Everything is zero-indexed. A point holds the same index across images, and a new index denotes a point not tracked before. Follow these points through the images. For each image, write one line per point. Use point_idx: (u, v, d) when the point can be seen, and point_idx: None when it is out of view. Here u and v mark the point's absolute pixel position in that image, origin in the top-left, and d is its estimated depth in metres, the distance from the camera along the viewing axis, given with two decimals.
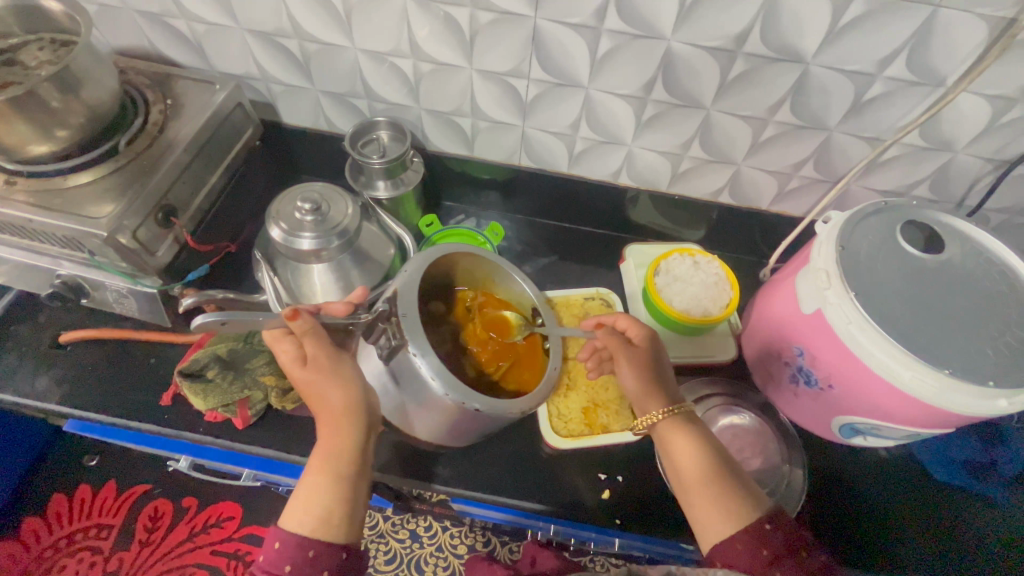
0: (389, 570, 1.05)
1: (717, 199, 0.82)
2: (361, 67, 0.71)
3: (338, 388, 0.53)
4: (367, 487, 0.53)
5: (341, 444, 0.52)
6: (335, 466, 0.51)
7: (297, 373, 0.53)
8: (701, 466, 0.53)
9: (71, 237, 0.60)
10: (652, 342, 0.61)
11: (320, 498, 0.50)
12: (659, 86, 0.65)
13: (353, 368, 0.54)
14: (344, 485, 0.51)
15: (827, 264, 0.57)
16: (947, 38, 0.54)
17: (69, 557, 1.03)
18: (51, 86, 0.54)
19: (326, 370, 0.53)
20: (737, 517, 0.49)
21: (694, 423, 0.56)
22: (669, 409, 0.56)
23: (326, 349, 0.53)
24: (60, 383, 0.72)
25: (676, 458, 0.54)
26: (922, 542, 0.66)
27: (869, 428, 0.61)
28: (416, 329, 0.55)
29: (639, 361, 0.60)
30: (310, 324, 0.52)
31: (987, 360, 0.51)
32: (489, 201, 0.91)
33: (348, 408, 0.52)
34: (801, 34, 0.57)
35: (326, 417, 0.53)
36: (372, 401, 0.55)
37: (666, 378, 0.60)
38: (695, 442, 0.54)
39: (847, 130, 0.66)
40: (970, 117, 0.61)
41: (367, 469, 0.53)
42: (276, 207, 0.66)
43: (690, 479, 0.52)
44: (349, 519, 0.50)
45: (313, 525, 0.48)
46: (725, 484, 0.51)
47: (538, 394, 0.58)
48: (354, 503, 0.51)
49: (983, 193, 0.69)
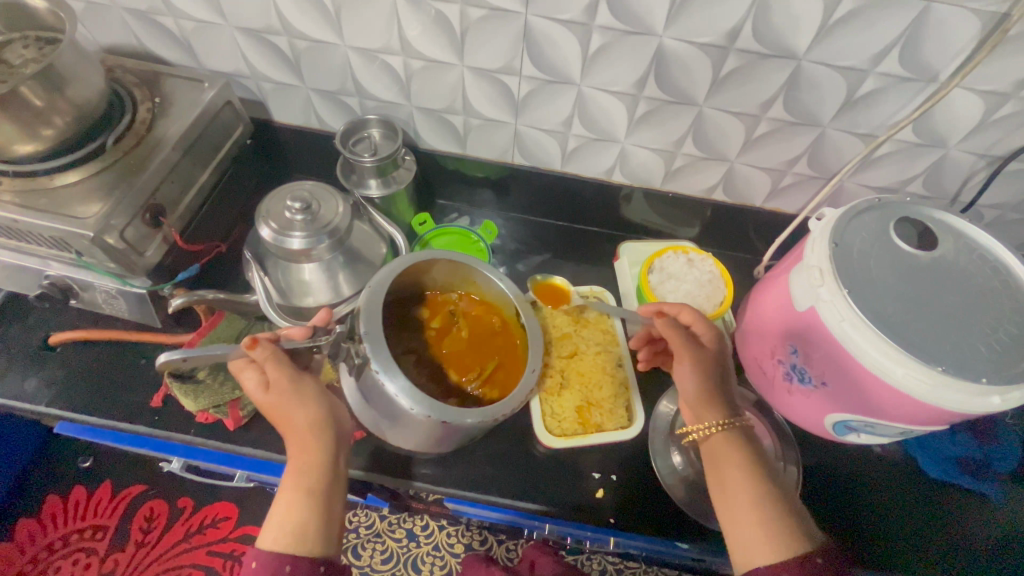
0: (386, 570, 1.05)
1: (710, 196, 0.82)
2: (352, 64, 0.70)
3: (300, 405, 0.53)
4: (341, 500, 0.53)
5: (310, 458, 0.52)
6: (308, 480, 0.51)
7: (261, 399, 0.54)
8: (751, 483, 0.51)
9: (59, 238, 0.59)
10: (716, 349, 0.60)
11: (293, 512, 0.49)
12: (651, 83, 0.65)
13: (313, 386, 0.55)
14: (318, 498, 0.51)
15: (821, 261, 0.57)
16: (939, 33, 0.54)
17: (63, 559, 1.02)
18: (36, 84, 0.53)
19: (289, 391, 0.53)
20: (783, 539, 0.47)
21: (747, 438, 0.55)
22: (727, 420, 0.55)
23: (287, 372, 0.54)
24: (51, 385, 0.71)
25: (724, 472, 0.53)
26: (919, 540, 0.66)
27: (863, 426, 0.61)
28: (382, 348, 0.56)
29: (704, 366, 0.58)
30: (269, 351, 0.54)
31: (980, 356, 0.50)
32: (483, 199, 0.91)
33: (314, 423, 0.53)
34: (792, 30, 0.56)
35: (292, 434, 0.53)
36: (338, 416, 0.56)
37: (725, 387, 0.58)
38: (747, 458, 0.53)
39: (840, 126, 0.65)
40: (963, 113, 0.60)
41: (340, 482, 0.54)
42: (266, 206, 0.65)
43: (736, 494, 0.51)
44: (325, 533, 0.50)
45: (287, 539, 0.48)
46: (774, 506, 0.50)
47: (513, 399, 0.59)
48: (329, 515, 0.51)
49: (976, 189, 0.69)
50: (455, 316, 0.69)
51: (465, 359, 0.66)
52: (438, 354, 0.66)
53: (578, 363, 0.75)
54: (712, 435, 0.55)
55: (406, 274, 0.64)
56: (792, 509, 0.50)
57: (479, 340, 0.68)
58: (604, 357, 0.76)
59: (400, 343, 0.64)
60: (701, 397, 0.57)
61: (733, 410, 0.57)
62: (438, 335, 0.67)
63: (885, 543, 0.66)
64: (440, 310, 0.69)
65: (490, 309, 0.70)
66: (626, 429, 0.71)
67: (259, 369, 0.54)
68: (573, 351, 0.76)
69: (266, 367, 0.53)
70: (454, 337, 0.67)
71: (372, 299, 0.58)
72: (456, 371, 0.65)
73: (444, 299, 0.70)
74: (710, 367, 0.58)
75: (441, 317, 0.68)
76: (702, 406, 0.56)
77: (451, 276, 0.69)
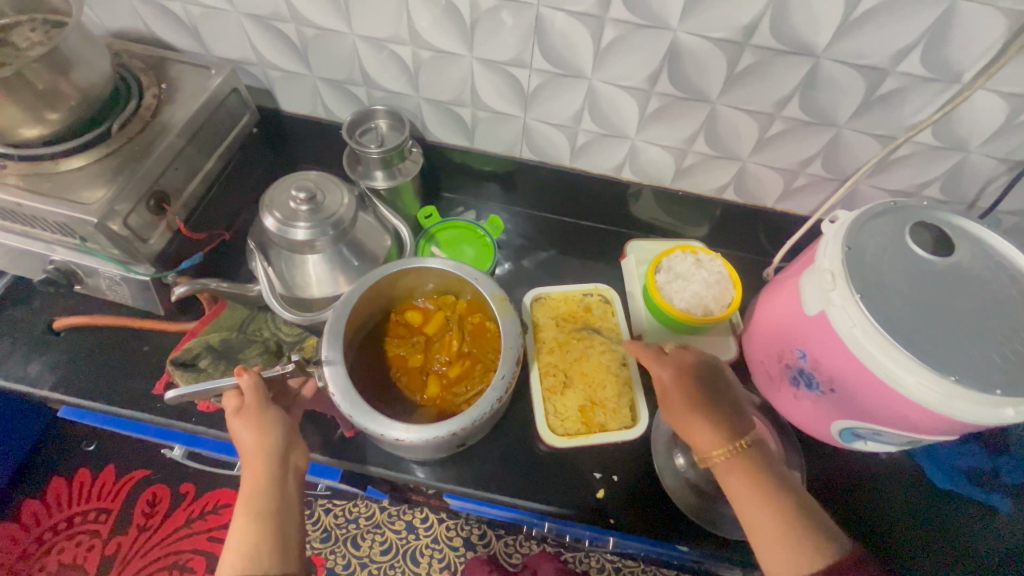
0: (385, 561, 1.05)
1: (721, 195, 0.80)
2: (360, 53, 0.70)
3: (254, 431, 0.54)
4: (298, 523, 0.53)
5: (260, 482, 0.52)
6: (259, 502, 0.51)
7: (229, 428, 0.55)
8: (771, 506, 0.50)
9: (63, 223, 0.59)
10: (708, 367, 0.60)
11: (246, 536, 0.49)
12: (664, 79, 0.63)
13: (275, 412, 0.56)
14: (270, 520, 0.50)
15: (833, 264, 0.56)
16: (965, 33, 0.52)
17: (68, 540, 1.04)
18: (40, 67, 0.52)
19: (252, 416, 0.55)
20: (816, 561, 0.46)
21: (760, 456, 0.54)
22: (737, 443, 0.54)
23: (257, 396, 0.56)
24: (55, 369, 0.72)
25: (744, 501, 0.52)
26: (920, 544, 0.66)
27: (869, 434, 0.60)
28: (347, 383, 0.58)
29: (696, 389, 0.58)
30: (253, 379, 0.57)
31: (994, 367, 0.49)
32: (489, 193, 0.90)
33: (266, 447, 0.54)
34: (811, 26, 0.55)
35: (243, 461, 0.54)
36: (294, 441, 0.57)
37: (727, 404, 0.57)
38: (764, 481, 0.52)
39: (857, 126, 0.64)
40: (986, 115, 0.59)
41: (294, 505, 0.53)
42: (270, 196, 0.65)
43: (760, 522, 0.50)
44: (280, 554, 0.49)
45: (241, 562, 0.47)
46: (796, 524, 0.49)
47: (471, 413, 0.57)
48: (284, 537, 0.50)
49: (996, 194, 0.67)
50: (451, 322, 0.71)
51: (449, 375, 0.68)
52: (426, 363, 0.69)
53: (581, 362, 0.75)
54: (726, 462, 0.53)
55: (386, 284, 0.67)
56: (817, 525, 0.49)
57: (472, 349, 0.70)
58: (609, 356, 0.75)
59: (386, 354, 0.70)
60: (704, 422, 0.56)
61: (741, 428, 0.56)
62: (428, 343, 0.71)
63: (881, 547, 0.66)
64: (435, 316, 0.71)
65: (485, 317, 0.70)
66: (631, 429, 0.70)
67: (237, 396, 0.56)
68: (576, 351, 0.76)
69: (242, 396, 0.56)
70: (446, 345, 0.70)
71: (338, 319, 0.61)
72: (440, 385, 0.68)
73: (445, 303, 0.72)
74: (705, 388, 0.58)
75: (435, 324, 0.71)
76: (706, 433, 0.55)
77: (444, 282, 0.70)
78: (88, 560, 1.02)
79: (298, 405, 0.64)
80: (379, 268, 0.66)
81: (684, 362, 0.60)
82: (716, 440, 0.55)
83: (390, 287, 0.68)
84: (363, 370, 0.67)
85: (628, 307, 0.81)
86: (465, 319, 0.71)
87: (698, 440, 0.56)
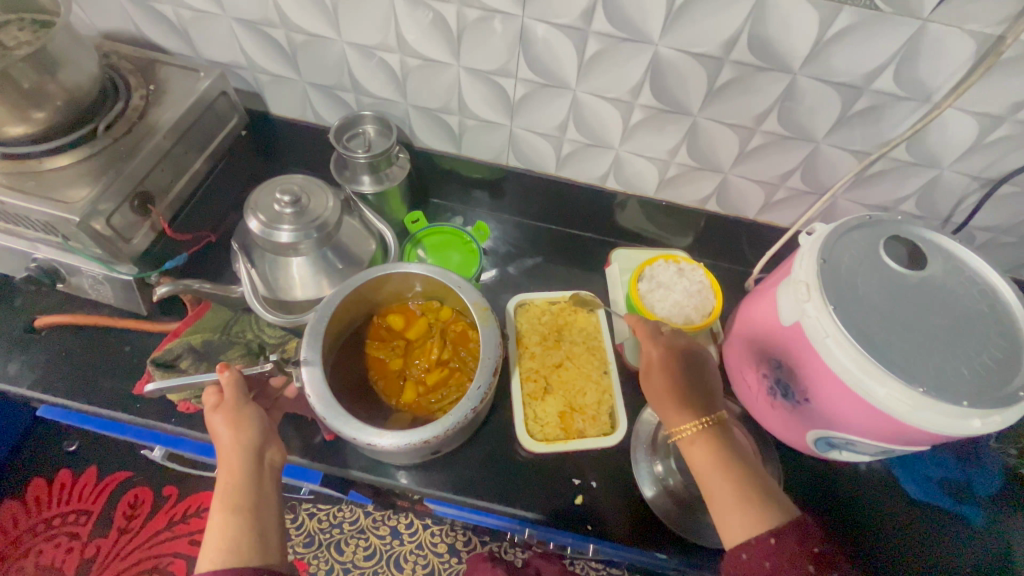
0: (368, 567, 1.05)
1: (704, 206, 0.81)
2: (349, 60, 0.70)
3: (231, 428, 0.55)
4: (277, 518, 0.53)
5: (236, 478, 0.52)
6: (236, 498, 0.51)
7: (207, 425, 0.55)
8: (734, 480, 0.51)
9: (47, 221, 0.59)
10: (689, 350, 0.61)
11: (224, 532, 0.49)
12: (647, 91, 0.65)
13: (253, 409, 0.57)
14: (249, 514, 0.51)
15: (808, 276, 0.57)
16: (937, 54, 0.54)
17: (46, 542, 1.02)
18: (26, 66, 0.53)
19: (229, 412, 0.55)
20: (771, 528, 0.48)
21: (726, 434, 0.55)
22: (706, 419, 0.55)
23: (236, 393, 0.57)
24: (35, 368, 0.71)
25: (706, 475, 0.53)
26: (909, 550, 0.66)
27: (844, 443, 0.60)
28: (324, 384, 0.58)
29: (676, 368, 0.59)
30: (234, 375, 0.58)
31: (962, 380, 0.50)
32: (477, 200, 0.91)
33: (242, 444, 0.54)
34: (787, 45, 0.56)
35: (219, 458, 0.53)
36: (272, 437, 0.57)
37: (704, 385, 0.58)
38: (726, 456, 0.53)
39: (834, 142, 0.65)
40: (957, 134, 0.60)
41: (273, 500, 0.53)
42: (255, 198, 0.65)
43: (719, 493, 0.51)
44: (261, 546, 0.50)
45: (221, 557, 0.48)
46: (751, 497, 0.50)
47: (445, 420, 0.57)
48: (263, 530, 0.51)
49: (969, 211, 0.69)
50: (434, 328, 0.72)
51: (426, 381, 0.68)
52: (405, 368, 0.70)
53: (564, 368, 0.75)
54: (693, 436, 0.55)
55: (366, 288, 0.67)
56: (775, 500, 0.51)
57: (451, 355, 0.70)
58: (590, 364, 0.76)
59: (365, 358, 0.70)
60: (678, 398, 0.57)
61: (711, 406, 0.57)
62: (408, 347, 0.71)
63: (876, 555, 0.66)
64: (418, 321, 0.72)
65: (467, 325, 0.71)
66: (608, 437, 0.70)
67: (217, 392, 0.57)
68: (559, 358, 0.76)
69: (222, 391, 0.57)
70: (427, 350, 0.70)
71: (320, 321, 0.62)
72: (418, 390, 0.68)
73: (429, 308, 0.73)
74: (686, 368, 0.59)
75: (417, 329, 0.71)
76: (678, 408, 0.56)
77: (427, 287, 0.71)
78: (66, 563, 1.01)
79: (279, 408, 0.66)
80: (358, 274, 0.66)
81: (674, 344, 0.61)
82: (685, 415, 0.56)
83: (374, 291, 0.69)
84: (340, 373, 0.68)
85: (611, 315, 0.82)
86: (447, 326, 0.72)
87: (669, 415, 0.57)
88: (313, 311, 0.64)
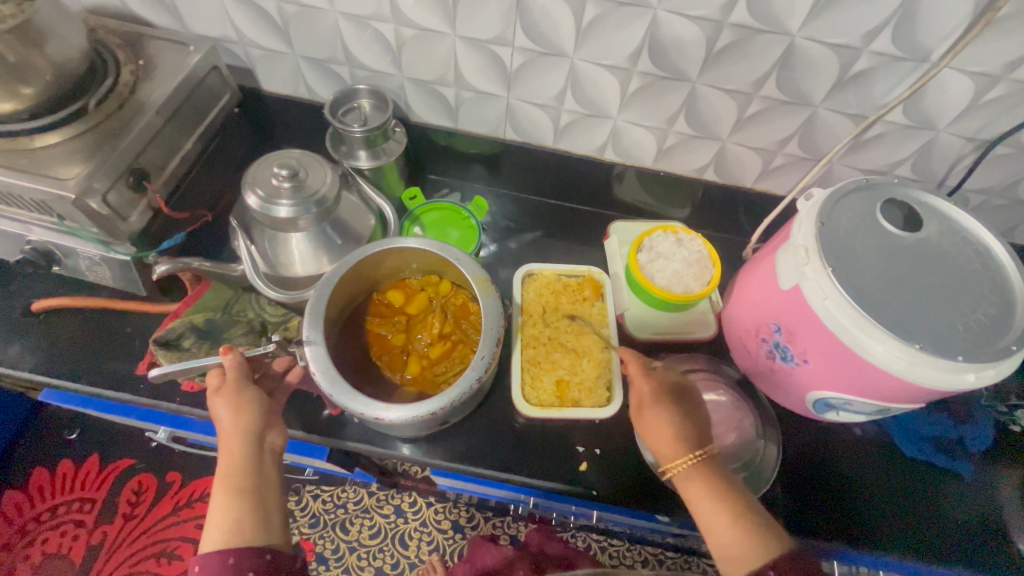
0: (373, 545, 1.06)
1: (702, 176, 0.82)
2: (342, 32, 0.69)
3: (233, 411, 0.54)
4: (279, 498, 0.54)
5: (237, 462, 0.52)
6: (238, 482, 0.51)
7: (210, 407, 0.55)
8: (725, 507, 0.52)
9: (41, 200, 0.58)
10: (678, 385, 0.62)
11: (226, 514, 0.50)
12: (645, 57, 0.64)
13: (254, 392, 0.56)
14: (250, 497, 0.51)
15: (807, 240, 0.57)
16: (933, 13, 0.54)
17: (52, 530, 1.03)
18: (12, 38, 0.52)
19: (231, 395, 0.55)
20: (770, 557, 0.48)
21: (715, 466, 0.56)
22: (697, 453, 0.55)
23: (237, 375, 0.56)
24: (34, 352, 0.71)
25: (700, 506, 0.54)
26: (905, 508, 0.69)
27: (842, 403, 0.62)
28: (328, 362, 0.58)
29: (667, 405, 0.59)
30: (237, 359, 0.57)
31: (957, 336, 0.51)
32: (474, 175, 0.90)
33: (243, 428, 0.54)
34: (786, 6, 0.56)
35: (220, 440, 0.53)
36: (274, 419, 0.57)
37: (694, 416, 0.59)
38: (718, 485, 0.54)
39: (832, 106, 0.65)
40: (953, 95, 0.61)
41: (274, 481, 0.54)
42: (253, 172, 0.65)
43: (716, 519, 0.52)
44: (264, 527, 0.51)
45: (225, 538, 0.49)
46: (748, 524, 0.51)
47: (452, 392, 0.58)
48: (266, 511, 0.52)
49: (962, 174, 0.70)
50: (435, 303, 0.72)
51: (429, 356, 0.69)
52: (407, 342, 0.70)
53: (565, 340, 0.76)
54: (686, 468, 0.55)
55: (364, 263, 0.66)
56: (768, 526, 0.51)
57: (452, 330, 0.70)
58: (591, 337, 0.76)
59: (368, 334, 0.71)
60: (671, 434, 0.57)
61: (702, 440, 0.57)
62: (410, 322, 0.72)
63: (876, 515, 0.68)
64: (418, 297, 0.72)
65: (468, 301, 0.71)
66: (603, 408, 0.70)
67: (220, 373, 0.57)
68: (559, 330, 0.77)
69: (226, 373, 0.57)
70: (428, 324, 0.71)
71: (322, 298, 0.61)
72: (420, 363, 0.68)
73: (428, 282, 0.73)
74: (677, 404, 0.60)
75: (417, 305, 0.72)
76: (671, 443, 0.57)
77: (428, 263, 0.71)
78: (73, 549, 1.02)
79: (283, 389, 0.63)
80: (356, 250, 0.66)
81: (665, 378, 0.62)
82: (678, 449, 0.56)
83: (373, 268, 0.69)
84: (343, 350, 0.68)
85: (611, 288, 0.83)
86: (450, 303, 0.72)
87: (662, 451, 0.57)
88: (312, 289, 0.63)
